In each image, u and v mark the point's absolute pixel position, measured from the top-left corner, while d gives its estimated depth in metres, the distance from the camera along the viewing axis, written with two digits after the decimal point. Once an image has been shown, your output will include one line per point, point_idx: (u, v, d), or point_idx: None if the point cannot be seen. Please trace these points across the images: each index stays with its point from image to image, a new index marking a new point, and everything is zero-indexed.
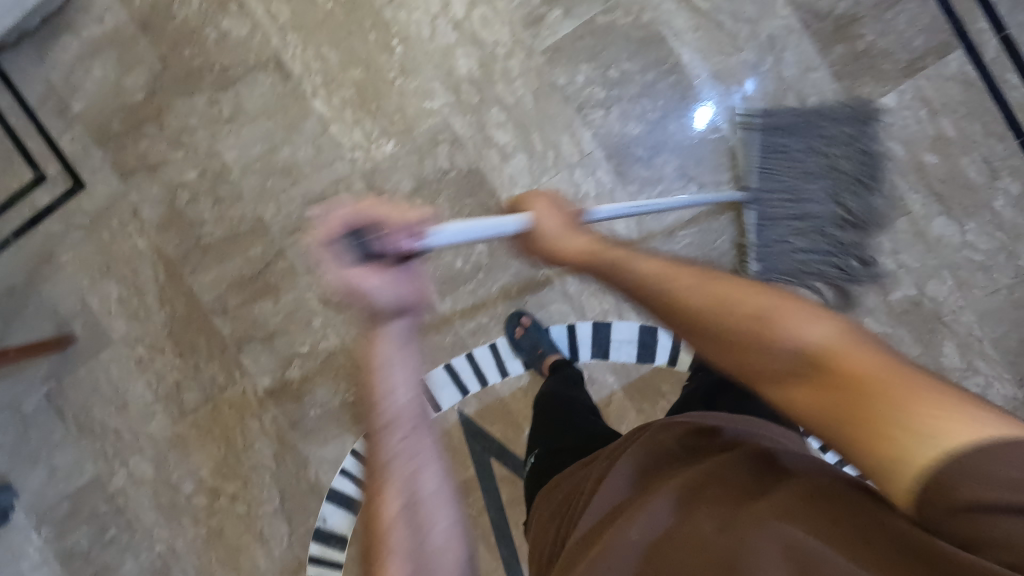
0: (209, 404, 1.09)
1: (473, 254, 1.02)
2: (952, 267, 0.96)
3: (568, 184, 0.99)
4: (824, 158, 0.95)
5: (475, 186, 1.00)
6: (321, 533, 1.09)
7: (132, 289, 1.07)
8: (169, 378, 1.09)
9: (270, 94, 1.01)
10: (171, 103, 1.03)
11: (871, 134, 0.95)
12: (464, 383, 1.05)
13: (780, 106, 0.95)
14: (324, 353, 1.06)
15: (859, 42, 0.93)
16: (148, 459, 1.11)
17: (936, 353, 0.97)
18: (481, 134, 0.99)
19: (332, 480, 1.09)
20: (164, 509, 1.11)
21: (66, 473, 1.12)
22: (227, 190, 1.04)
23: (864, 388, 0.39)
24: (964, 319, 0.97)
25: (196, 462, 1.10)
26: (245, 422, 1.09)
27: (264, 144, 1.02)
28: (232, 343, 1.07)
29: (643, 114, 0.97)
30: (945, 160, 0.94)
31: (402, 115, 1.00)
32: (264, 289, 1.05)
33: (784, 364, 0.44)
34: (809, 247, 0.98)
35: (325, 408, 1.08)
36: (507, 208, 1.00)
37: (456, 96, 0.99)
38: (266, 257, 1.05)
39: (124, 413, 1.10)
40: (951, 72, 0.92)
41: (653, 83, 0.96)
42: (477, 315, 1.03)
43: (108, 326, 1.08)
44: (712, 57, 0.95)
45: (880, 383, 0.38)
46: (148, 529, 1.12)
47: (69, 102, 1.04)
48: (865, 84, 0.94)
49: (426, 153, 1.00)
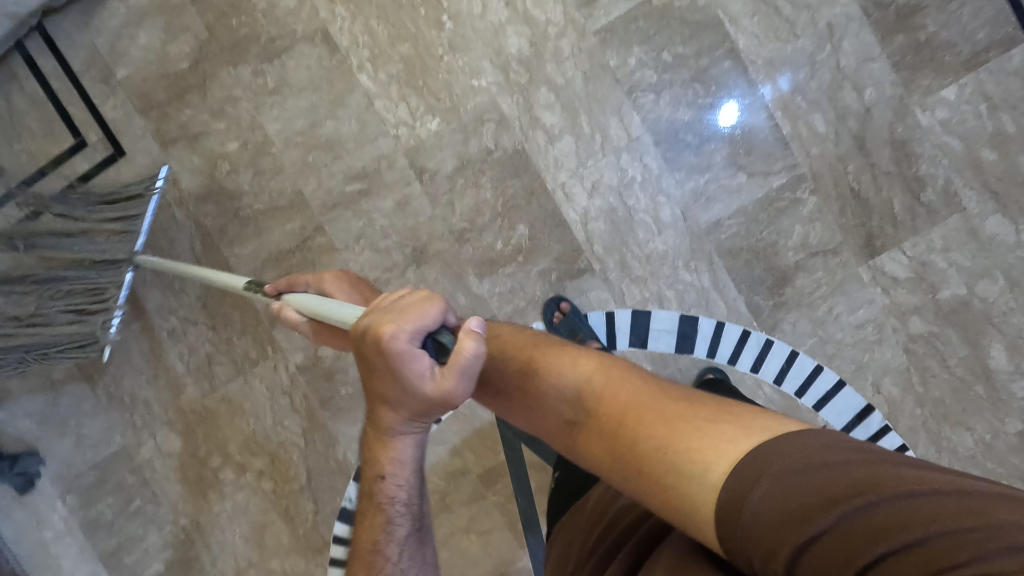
0: (239, 378, 1.08)
1: (514, 236, 1.00)
2: (1005, 267, 0.94)
3: (614, 169, 0.98)
4: (878, 151, 0.94)
5: (520, 167, 0.99)
6: None
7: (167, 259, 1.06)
8: (201, 351, 1.08)
9: (316, 66, 1.00)
10: (216, 72, 1.02)
11: (928, 128, 0.93)
12: None
13: (836, 96, 0.93)
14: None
15: (921, 33, 0.91)
16: (175, 432, 1.10)
17: (984, 355, 0.95)
18: (529, 114, 0.98)
19: (360, 461, 1.07)
20: (190, 482, 1.11)
21: (94, 442, 1.11)
22: (268, 163, 1.03)
23: (669, 472, 0.41)
24: (1015, 320, 0.95)
25: (224, 437, 1.09)
26: (275, 398, 1.08)
27: (308, 117, 1.01)
28: (266, 318, 1.06)
29: (694, 100, 0.95)
30: (1003, 157, 0.92)
31: (449, 92, 0.99)
32: (300, 264, 1.04)
33: (622, 400, 0.47)
34: (858, 242, 0.96)
35: (356, 387, 1.07)
36: (552, 191, 0.99)
37: (504, 76, 0.97)
38: (304, 233, 1.03)
39: (154, 384, 1.09)
40: (1014, 67, 0.91)
41: (707, 69, 0.95)
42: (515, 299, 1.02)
43: (142, 295, 1.07)
44: (769, 44, 0.93)
45: (638, 415, 0.45)
46: (174, 502, 1.11)
47: (114, 68, 1.03)
48: (925, 76, 0.92)
49: (471, 132, 0.99)
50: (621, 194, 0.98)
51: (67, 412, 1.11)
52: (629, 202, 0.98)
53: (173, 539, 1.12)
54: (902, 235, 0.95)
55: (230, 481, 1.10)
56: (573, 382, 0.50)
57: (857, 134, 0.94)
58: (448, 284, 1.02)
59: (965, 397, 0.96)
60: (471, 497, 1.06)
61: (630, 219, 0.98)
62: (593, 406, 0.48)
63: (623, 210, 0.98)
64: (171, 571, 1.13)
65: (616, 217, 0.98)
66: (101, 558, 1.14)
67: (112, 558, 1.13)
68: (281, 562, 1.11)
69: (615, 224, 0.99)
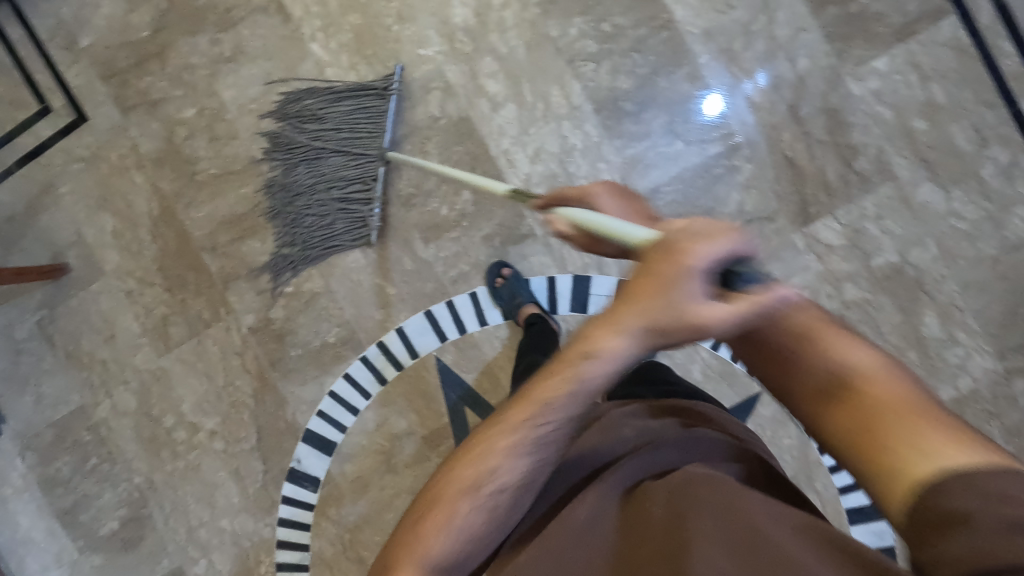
0: (194, 339, 1.11)
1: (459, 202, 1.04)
2: (936, 235, 0.95)
3: (556, 136, 1.00)
4: (811, 120, 0.96)
5: (464, 134, 1.02)
6: (296, 474, 1.11)
7: (126, 222, 1.10)
8: (157, 312, 1.11)
9: (270, 35, 1.03)
10: (175, 41, 1.05)
11: (861, 97, 0.95)
12: (443, 330, 1.06)
13: (770, 66, 0.96)
14: (304, 294, 1.08)
15: (852, 6, 0.94)
16: (131, 392, 1.13)
17: (918, 322, 0.96)
18: (473, 83, 1.01)
19: (309, 422, 1.10)
20: (145, 441, 1.14)
21: (53, 401, 1.15)
22: (224, 129, 1.06)
23: (893, 440, 0.42)
24: (947, 288, 0.96)
25: (178, 397, 1.12)
26: (227, 359, 1.10)
27: (262, 85, 1.04)
28: (219, 281, 1.09)
29: (632, 69, 0.98)
30: (934, 126, 0.94)
31: (396, 61, 1.02)
32: (254, 227, 1.07)
33: (885, 393, 0.44)
34: (793, 209, 0.97)
35: (306, 349, 1.09)
36: (495, 157, 1.01)
37: (450, 45, 1.00)
38: (257, 198, 1.07)
39: (111, 344, 1.12)
40: (944, 38, 0.93)
41: (645, 39, 0.97)
42: (460, 263, 1.04)
43: (102, 257, 1.11)
44: (705, 15, 0.96)
45: (811, 340, 0.46)
46: (129, 460, 1.14)
47: (79, 36, 1.07)
48: (856, 47, 0.94)
49: (418, 100, 1.02)
50: (562, 160, 1.00)
51: (28, 371, 1.14)
52: (569, 168, 1.00)
53: (128, 497, 1.15)
54: (836, 203, 0.96)
55: (184, 440, 1.13)
56: (847, 362, 0.45)
57: (791, 104, 0.96)
58: (394, 249, 1.05)
59: None
60: (416, 459, 1.09)
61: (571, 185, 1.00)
62: (786, 349, 0.47)
63: (564, 176, 1.00)
64: (125, 529, 1.16)
65: (556, 183, 1.00)
66: (58, 515, 1.17)
67: (68, 515, 1.17)
68: (232, 522, 1.14)
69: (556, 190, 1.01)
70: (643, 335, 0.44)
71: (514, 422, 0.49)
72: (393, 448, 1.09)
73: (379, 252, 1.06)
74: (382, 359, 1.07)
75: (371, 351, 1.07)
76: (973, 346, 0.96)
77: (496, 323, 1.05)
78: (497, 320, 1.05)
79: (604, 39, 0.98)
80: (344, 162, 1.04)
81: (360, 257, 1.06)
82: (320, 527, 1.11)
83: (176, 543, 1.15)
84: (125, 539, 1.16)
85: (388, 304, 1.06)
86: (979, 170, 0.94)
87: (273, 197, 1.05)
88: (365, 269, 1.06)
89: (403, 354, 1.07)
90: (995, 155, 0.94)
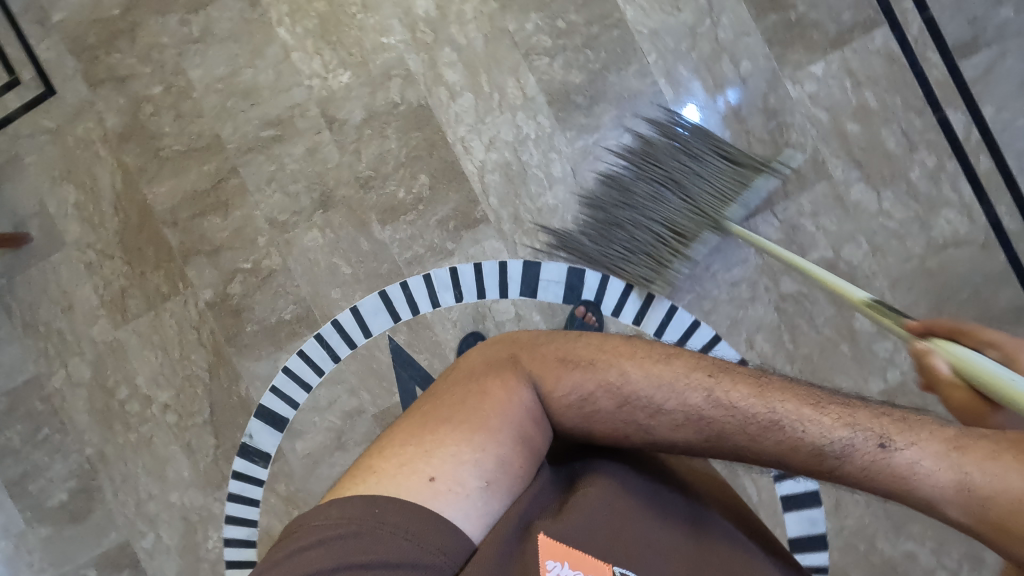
0: (151, 312, 1.12)
1: (415, 185, 1.06)
2: (868, 233, 1.00)
3: (510, 125, 1.04)
4: (752, 119, 1.01)
5: (423, 120, 1.05)
6: (246, 449, 1.13)
7: (89, 195, 1.12)
8: (115, 284, 1.12)
9: (238, 18, 1.07)
10: (145, 21, 1.08)
11: (798, 100, 1.00)
12: (397, 310, 1.08)
13: (715, 67, 1.01)
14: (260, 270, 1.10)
15: (792, 13, 0.99)
16: (87, 363, 1.14)
17: (850, 316, 1.01)
18: (433, 71, 1.05)
19: (261, 397, 1.12)
20: (98, 413, 1.15)
21: (6, 370, 1.15)
22: (189, 108, 1.09)
23: None
24: (878, 284, 1.00)
25: (133, 369, 1.14)
26: (184, 333, 1.12)
27: (228, 66, 1.08)
28: (179, 255, 1.11)
29: (584, 65, 1.02)
30: (866, 129, 0.99)
31: (359, 48, 1.05)
32: (216, 204, 1.10)
33: None
34: None
35: (262, 325, 1.11)
36: (451, 144, 1.05)
37: (411, 35, 1.04)
38: (219, 175, 1.09)
39: (69, 315, 1.14)
40: (875, 47, 0.98)
41: (597, 36, 1.02)
42: (414, 246, 1.07)
43: (63, 229, 1.12)
44: (654, 16, 1.01)
45: None
46: (81, 432, 1.15)
47: (50, 12, 1.09)
48: (795, 52, 0.99)
49: (379, 85, 1.06)
50: (516, 149, 1.04)
51: None
52: (522, 157, 1.04)
53: (78, 469, 1.16)
54: (774, 199, 1.01)
55: (137, 413, 1.14)
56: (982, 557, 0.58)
57: (734, 103, 1.01)
58: (351, 229, 1.08)
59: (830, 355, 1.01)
60: (365, 438, 1.10)
61: (523, 172, 1.04)
62: None
63: (517, 164, 1.04)
64: (74, 500, 1.16)
65: (510, 170, 1.05)
66: (7, 485, 1.17)
67: (17, 486, 1.17)
68: (181, 496, 1.15)
69: (510, 177, 1.05)
70: (949, 470, 0.47)
71: (700, 377, 0.60)
72: (343, 426, 1.11)
73: (336, 232, 1.08)
74: (335, 337, 1.10)
75: (325, 328, 1.10)
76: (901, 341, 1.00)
77: (448, 305, 1.07)
78: (449, 302, 1.07)
79: (558, 34, 1.02)
80: (690, 213, 0.99)
81: (317, 237, 1.09)
82: (269, 502, 1.12)
83: (125, 516, 1.16)
84: (73, 510, 1.17)
85: (344, 283, 1.09)
86: (908, 172, 0.99)
87: (337, 177, 1.08)
88: (323, 248, 1.09)
89: (356, 333, 1.09)
90: (923, 159, 0.99)
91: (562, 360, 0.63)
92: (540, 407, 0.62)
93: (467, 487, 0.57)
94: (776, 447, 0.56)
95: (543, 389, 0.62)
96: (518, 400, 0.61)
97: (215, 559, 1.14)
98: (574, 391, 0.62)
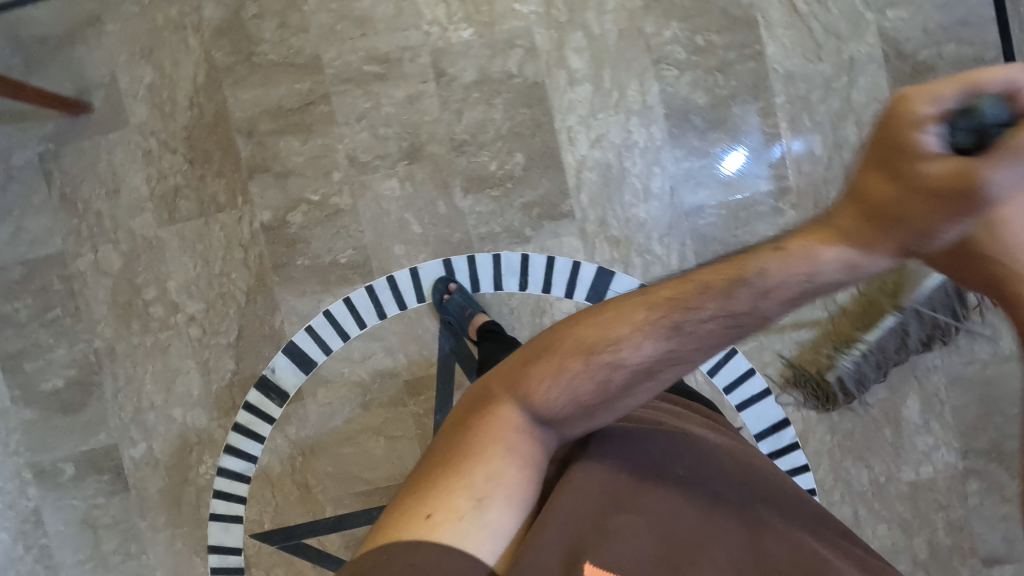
0: (201, 219, 1.06)
1: (510, 163, 1.03)
2: None
3: (621, 128, 1.01)
4: None
5: (535, 99, 1.01)
6: (265, 383, 1.08)
7: (166, 81, 1.05)
8: (170, 180, 1.06)
9: None
10: None
11: None
12: (456, 283, 1.04)
13: (838, 126, 0.99)
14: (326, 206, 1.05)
15: None
16: (118, 254, 1.08)
17: (901, 402, 1.02)
18: (558, 52, 1.01)
19: (294, 335, 1.07)
20: (117, 307, 1.08)
21: (31, 238, 1.08)
22: (295, 19, 1.02)
23: None
24: (935, 379, 1.01)
25: (167, 272, 1.08)
26: (230, 249, 1.06)
27: None
28: (245, 168, 1.05)
29: (712, 88, 0.99)
30: None
31: (490, 7, 1.00)
32: (298, 126, 1.04)
33: None
34: None
35: (314, 262, 1.06)
36: (557, 132, 1.02)
37: (546, 9, 1.00)
38: (309, 97, 1.03)
39: (112, 199, 1.07)
40: None
41: (732, 63, 0.99)
42: (492, 223, 1.04)
43: (129, 108, 1.05)
44: (794, 59, 0.98)
45: None
46: (94, 322, 1.09)
47: None
48: None
49: (500, 51, 1.01)
50: (620, 153, 1.01)
51: (14, 201, 1.08)
52: (625, 162, 1.01)
53: (81, 359, 1.10)
54: None
55: (160, 318, 1.08)
56: None
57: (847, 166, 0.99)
58: (432, 189, 1.04)
59: (870, 434, 1.02)
60: (391, 401, 1.07)
61: (621, 179, 1.02)
62: None
63: (617, 169, 1.02)
64: (69, 390, 1.10)
65: (609, 174, 1.02)
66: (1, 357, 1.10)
67: (12, 361, 1.10)
68: (184, 413, 1.09)
69: (607, 180, 1.02)
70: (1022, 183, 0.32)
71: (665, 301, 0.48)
72: (371, 385, 1.07)
73: (416, 187, 1.04)
74: (388, 294, 1.06)
75: (379, 283, 1.05)
76: (941, 438, 1.02)
77: (510, 291, 1.05)
78: (511, 289, 1.05)
79: (694, 50, 0.99)
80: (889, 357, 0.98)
81: (396, 187, 1.04)
82: (275, 441, 1.09)
83: (119, 419, 1.10)
84: (66, 400, 1.10)
85: (410, 241, 1.05)
86: None
87: (432, 132, 1.03)
88: (398, 201, 1.04)
89: (410, 294, 1.06)
90: None
91: (526, 360, 0.55)
92: (531, 418, 0.54)
93: (485, 509, 0.50)
94: (692, 338, 0.48)
95: (526, 399, 0.54)
96: (502, 421, 0.54)
97: (203, 484, 1.10)
98: (556, 399, 0.53)
